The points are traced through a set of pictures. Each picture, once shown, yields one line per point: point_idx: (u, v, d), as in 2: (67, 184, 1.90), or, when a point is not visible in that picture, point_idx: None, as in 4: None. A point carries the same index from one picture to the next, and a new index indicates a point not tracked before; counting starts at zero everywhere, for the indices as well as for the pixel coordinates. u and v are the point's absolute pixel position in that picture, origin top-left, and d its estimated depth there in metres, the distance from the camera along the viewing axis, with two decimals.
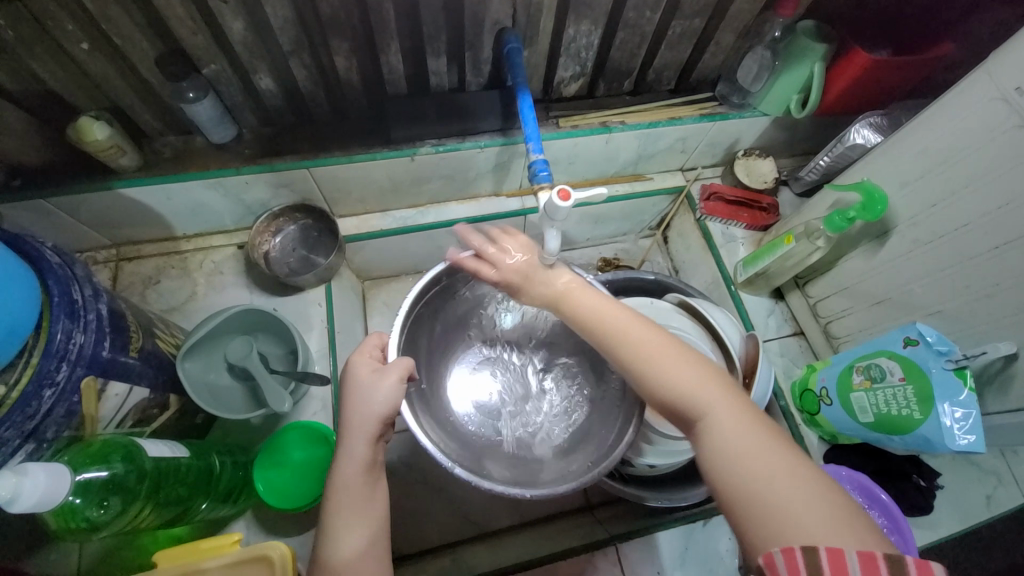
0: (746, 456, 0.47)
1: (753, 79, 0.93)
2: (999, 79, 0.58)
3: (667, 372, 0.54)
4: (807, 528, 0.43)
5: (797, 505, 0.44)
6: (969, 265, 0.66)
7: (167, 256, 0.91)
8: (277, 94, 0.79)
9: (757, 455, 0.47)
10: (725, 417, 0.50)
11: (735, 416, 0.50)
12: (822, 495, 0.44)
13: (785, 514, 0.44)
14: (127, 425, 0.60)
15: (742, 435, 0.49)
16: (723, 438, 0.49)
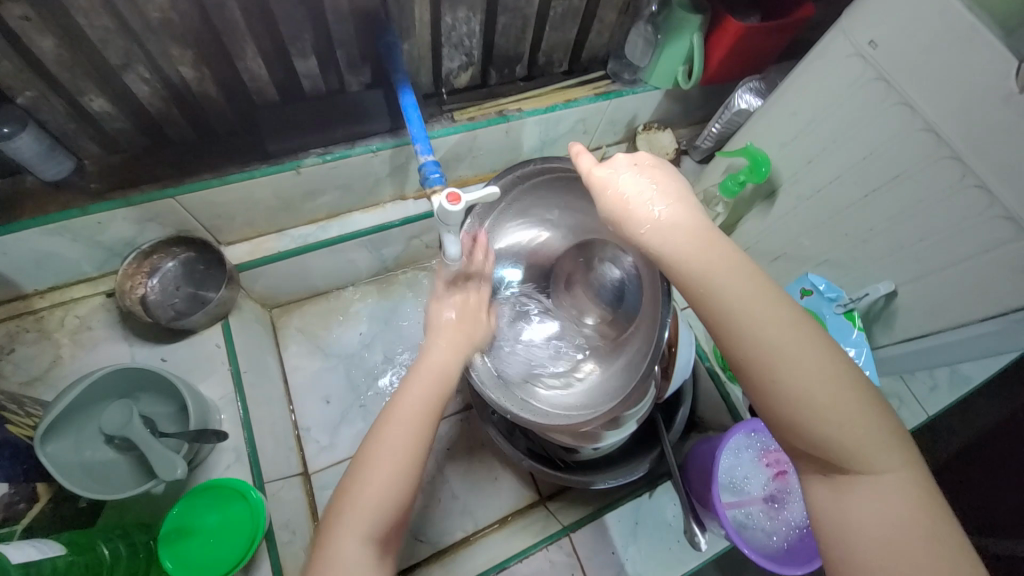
0: (845, 449, 0.45)
1: (640, 55, 0.94)
2: (853, 35, 0.62)
3: (785, 342, 0.46)
4: (882, 536, 0.43)
5: (878, 511, 0.44)
6: (845, 215, 0.71)
7: (16, 319, 0.77)
8: (119, 116, 0.68)
9: (855, 451, 0.45)
10: (831, 398, 0.45)
11: (841, 392, 0.45)
12: (917, 501, 0.44)
13: (857, 513, 0.44)
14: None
15: (844, 427, 0.45)
16: (825, 418, 0.45)
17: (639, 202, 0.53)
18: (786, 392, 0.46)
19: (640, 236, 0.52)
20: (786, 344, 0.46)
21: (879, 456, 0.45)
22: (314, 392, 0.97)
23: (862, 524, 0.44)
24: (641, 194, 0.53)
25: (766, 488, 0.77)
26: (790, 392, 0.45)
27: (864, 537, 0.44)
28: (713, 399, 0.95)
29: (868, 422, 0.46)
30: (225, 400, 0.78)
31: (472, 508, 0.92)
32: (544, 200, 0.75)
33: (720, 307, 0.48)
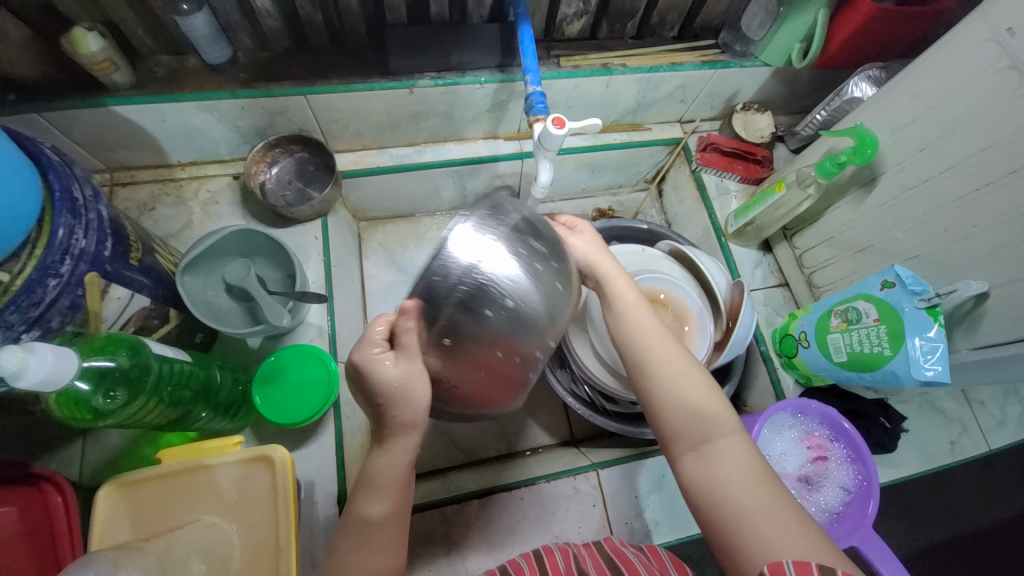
0: (701, 424, 0.54)
1: (756, 26, 0.92)
2: (993, 20, 0.60)
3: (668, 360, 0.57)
4: (741, 496, 0.50)
5: (731, 471, 0.51)
6: (948, 209, 0.68)
7: (162, 183, 0.90)
8: (274, 16, 0.77)
9: (710, 425, 0.54)
10: (696, 394, 0.55)
11: (698, 388, 0.56)
12: (759, 466, 0.52)
13: (716, 474, 0.52)
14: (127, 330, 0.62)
15: (701, 406, 0.55)
16: (685, 404, 0.55)
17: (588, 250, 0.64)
18: (656, 385, 0.57)
19: (608, 286, 0.63)
20: (660, 352, 0.58)
21: (727, 427, 0.54)
22: (385, 301, 1.06)
23: (719, 481, 0.51)
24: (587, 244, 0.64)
25: (802, 468, 0.77)
26: (657, 384, 0.57)
27: (728, 499, 0.50)
28: (762, 383, 0.95)
29: (721, 407, 0.55)
30: (316, 284, 0.89)
31: (507, 434, 0.99)
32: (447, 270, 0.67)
33: (620, 326, 0.61)
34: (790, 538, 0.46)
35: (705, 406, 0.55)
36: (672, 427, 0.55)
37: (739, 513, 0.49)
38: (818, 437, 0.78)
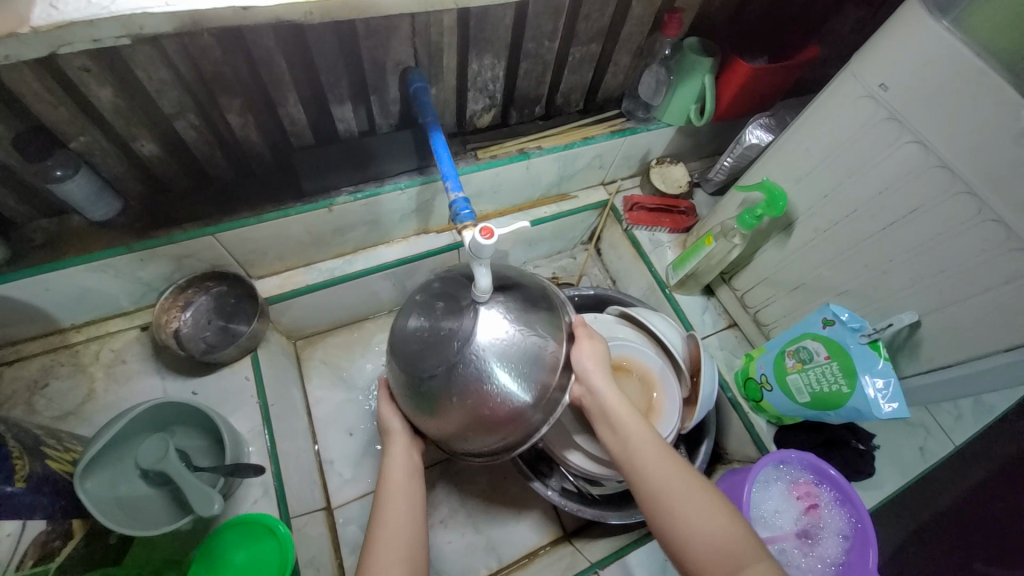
0: (726, 553, 0.51)
1: (652, 93, 0.99)
2: (866, 79, 0.65)
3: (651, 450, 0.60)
4: None
5: None
6: (866, 247, 0.73)
7: (53, 352, 0.79)
8: (164, 159, 0.72)
9: (735, 552, 0.50)
10: (700, 504, 0.55)
11: (713, 508, 0.54)
12: None
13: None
14: (26, 566, 0.52)
15: (714, 527, 0.53)
16: (703, 536, 0.53)
17: (591, 361, 0.67)
18: (662, 502, 0.56)
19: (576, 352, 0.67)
20: (657, 471, 0.58)
21: (753, 561, 0.49)
22: (337, 423, 0.98)
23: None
24: (582, 360, 0.67)
25: (798, 522, 0.76)
26: (668, 509, 0.55)
27: None
28: (739, 430, 0.94)
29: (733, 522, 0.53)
30: (253, 433, 0.79)
31: (494, 543, 0.92)
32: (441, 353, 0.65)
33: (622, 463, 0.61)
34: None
35: (715, 525, 0.53)
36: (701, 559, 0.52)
37: None
38: (802, 481, 0.77)
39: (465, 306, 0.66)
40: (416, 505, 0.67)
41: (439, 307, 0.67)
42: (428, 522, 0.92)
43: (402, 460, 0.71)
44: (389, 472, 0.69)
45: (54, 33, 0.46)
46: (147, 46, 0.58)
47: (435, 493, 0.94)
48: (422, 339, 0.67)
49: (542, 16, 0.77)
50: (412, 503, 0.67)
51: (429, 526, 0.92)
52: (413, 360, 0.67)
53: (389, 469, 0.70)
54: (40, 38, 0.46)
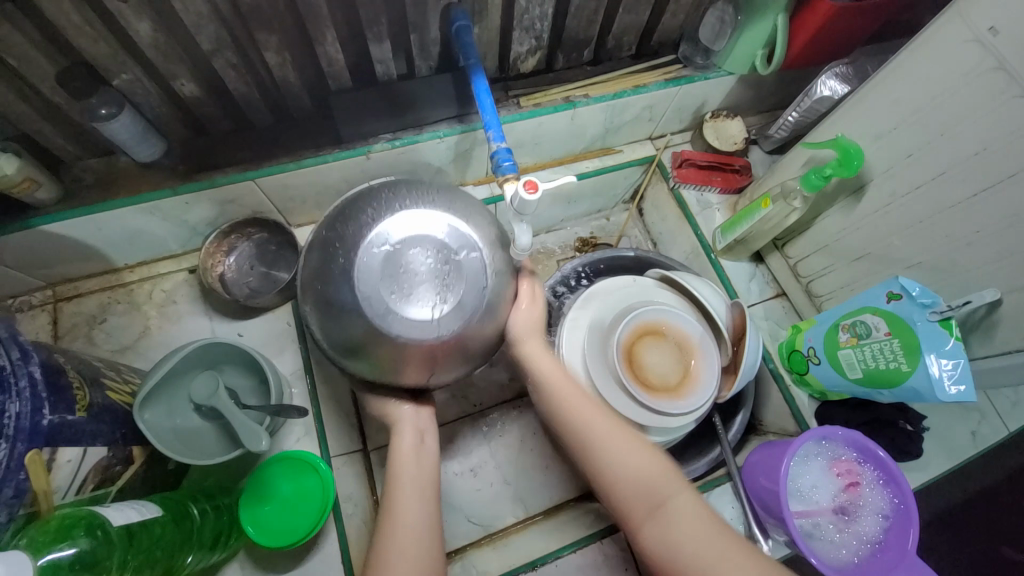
0: (646, 491, 0.57)
1: (714, 37, 0.90)
2: (975, 19, 0.56)
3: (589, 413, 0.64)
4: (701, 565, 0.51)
5: (690, 536, 0.53)
6: (948, 215, 0.65)
7: (109, 291, 0.83)
8: (203, 99, 0.71)
9: (658, 490, 0.57)
10: (634, 455, 0.60)
11: (639, 449, 0.60)
12: (710, 521, 0.54)
13: (673, 537, 0.54)
14: (87, 490, 0.56)
15: (644, 471, 0.58)
16: (633, 474, 0.59)
17: (528, 325, 0.68)
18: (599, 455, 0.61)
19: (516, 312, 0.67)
20: (598, 425, 0.62)
21: (672, 488, 0.57)
22: None
23: (679, 547, 0.53)
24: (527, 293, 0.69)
25: (835, 499, 0.74)
26: (600, 456, 0.61)
27: None
28: (776, 402, 0.91)
29: (661, 466, 0.59)
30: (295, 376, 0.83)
31: (521, 494, 0.95)
32: (435, 293, 0.57)
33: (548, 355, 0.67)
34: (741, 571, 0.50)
35: (647, 473, 0.58)
36: (627, 502, 0.58)
37: None
38: (845, 458, 0.75)
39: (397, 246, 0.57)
40: (428, 494, 0.64)
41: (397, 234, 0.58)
42: (457, 470, 0.96)
43: (412, 451, 0.67)
44: (398, 464, 0.66)
45: None
46: None
47: (464, 443, 0.97)
48: (418, 302, 0.56)
49: None
50: (426, 495, 0.64)
51: (458, 474, 0.95)
52: (393, 311, 0.56)
53: (401, 461, 0.66)
54: None
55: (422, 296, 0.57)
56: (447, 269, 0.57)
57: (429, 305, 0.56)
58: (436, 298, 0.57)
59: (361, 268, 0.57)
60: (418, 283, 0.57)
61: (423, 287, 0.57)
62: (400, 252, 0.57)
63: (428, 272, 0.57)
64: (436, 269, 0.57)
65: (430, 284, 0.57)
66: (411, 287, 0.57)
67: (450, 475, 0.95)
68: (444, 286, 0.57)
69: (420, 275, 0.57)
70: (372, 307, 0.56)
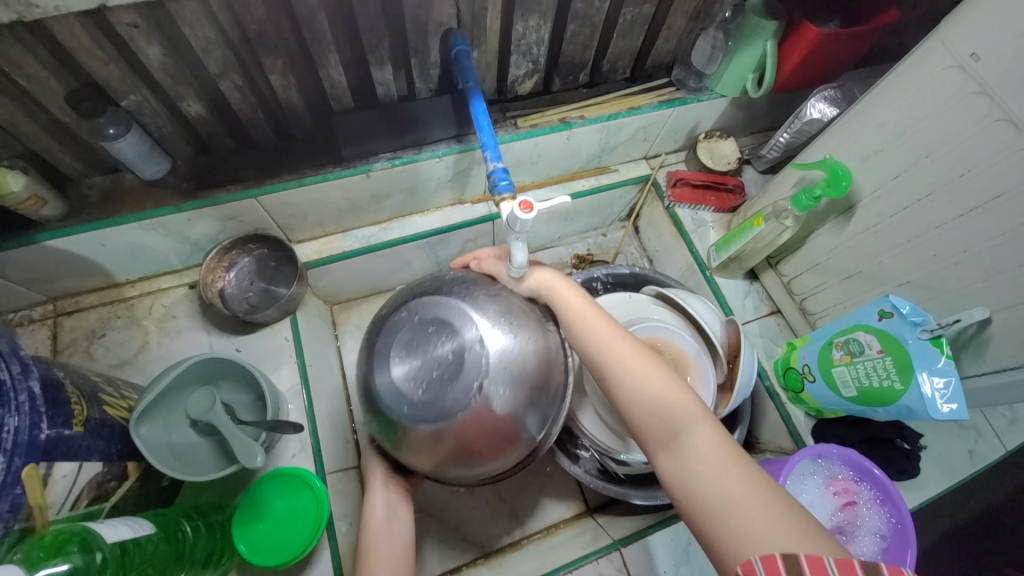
0: (660, 416, 0.51)
1: (707, 61, 0.92)
2: (955, 46, 0.58)
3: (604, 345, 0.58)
4: (708, 491, 0.45)
5: (703, 463, 0.47)
6: (936, 235, 0.67)
7: (110, 306, 0.83)
8: (208, 119, 0.72)
9: (673, 421, 0.50)
10: (647, 382, 0.54)
11: (659, 381, 0.53)
12: (730, 454, 0.47)
13: (687, 465, 0.47)
14: (81, 505, 0.55)
15: (658, 397, 0.52)
16: (647, 398, 0.53)
17: (544, 283, 0.65)
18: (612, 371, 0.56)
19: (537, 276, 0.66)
20: (612, 347, 0.57)
21: (689, 420, 0.50)
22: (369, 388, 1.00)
23: (693, 468, 0.47)
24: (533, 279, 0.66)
25: (832, 518, 0.74)
26: (614, 378, 0.56)
27: (697, 486, 0.46)
28: (772, 420, 0.91)
29: (681, 397, 0.52)
30: (292, 391, 0.83)
31: (517, 513, 0.94)
32: (429, 391, 0.56)
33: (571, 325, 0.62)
34: (766, 531, 0.41)
35: (659, 398, 0.52)
36: (641, 417, 0.52)
37: (726, 528, 0.42)
38: (843, 478, 0.75)
39: (432, 330, 0.58)
40: (400, 571, 0.63)
41: (437, 309, 0.60)
42: (453, 488, 0.95)
43: (383, 524, 0.67)
44: (370, 538, 0.65)
45: None
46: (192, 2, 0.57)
47: None
48: (414, 387, 0.57)
49: None
50: (396, 572, 0.63)
51: (454, 492, 0.95)
52: (395, 384, 0.58)
53: (371, 539, 0.65)
54: None
55: (421, 386, 0.57)
56: (457, 366, 0.57)
57: (422, 394, 0.57)
58: (432, 395, 0.56)
59: (398, 327, 0.60)
60: (426, 370, 0.57)
61: (426, 379, 0.57)
62: (430, 334, 0.58)
63: (436, 365, 0.57)
64: (452, 362, 0.57)
65: (436, 378, 0.57)
66: (418, 372, 0.57)
67: (446, 492, 0.94)
68: (445, 383, 0.56)
69: (428, 363, 0.57)
70: (385, 366, 0.59)
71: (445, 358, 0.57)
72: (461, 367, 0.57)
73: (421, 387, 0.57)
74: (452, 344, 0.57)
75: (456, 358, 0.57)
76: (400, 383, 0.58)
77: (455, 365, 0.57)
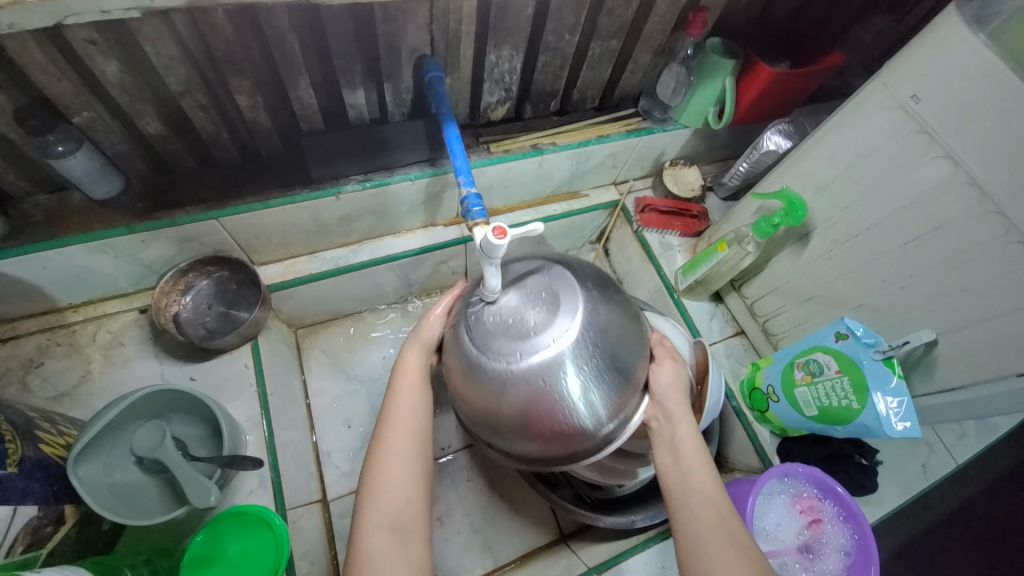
0: None
1: (671, 95, 0.96)
2: (897, 89, 0.63)
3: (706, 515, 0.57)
4: None
5: None
6: (886, 261, 0.71)
7: (49, 332, 0.77)
8: (168, 137, 0.69)
9: None
10: (741, 575, 0.53)
11: None
12: None
13: None
14: (16, 552, 0.49)
15: None
16: None
17: (665, 393, 0.64)
18: (702, 544, 0.56)
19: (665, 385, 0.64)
20: (712, 518, 0.57)
21: None
22: (335, 416, 0.96)
23: None
24: (661, 386, 0.65)
25: (800, 536, 0.75)
26: (706, 552, 0.55)
27: None
28: (740, 439, 0.93)
29: None
30: (251, 422, 0.78)
31: (491, 543, 0.91)
32: (489, 333, 0.59)
33: (675, 457, 0.62)
34: None
35: None
36: None
37: None
38: (806, 496, 0.77)
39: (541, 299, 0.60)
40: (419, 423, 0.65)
41: (569, 295, 0.60)
42: None
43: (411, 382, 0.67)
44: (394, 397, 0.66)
45: (60, 2, 0.44)
46: (156, 20, 0.55)
47: (431, 489, 0.94)
48: (490, 314, 0.60)
49: (564, 7, 0.75)
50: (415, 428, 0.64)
51: None
52: (485, 302, 0.62)
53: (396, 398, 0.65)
54: (44, 7, 0.44)
55: (496, 324, 0.59)
56: (534, 332, 0.58)
57: (488, 329, 0.60)
58: (496, 336, 0.59)
59: (539, 276, 0.62)
60: (509, 314, 0.60)
61: (503, 326, 0.59)
62: (542, 296, 0.60)
63: (519, 316, 0.59)
64: (535, 326, 0.58)
65: (512, 324, 0.59)
66: (501, 307, 0.60)
67: None
68: (512, 339, 0.58)
69: (514, 312, 0.60)
70: (486, 290, 0.63)
71: (530, 318, 0.59)
72: (535, 339, 0.58)
73: (493, 325, 0.60)
74: (546, 318, 0.59)
75: (545, 324, 0.58)
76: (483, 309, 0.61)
77: (534, 335, 0.58)
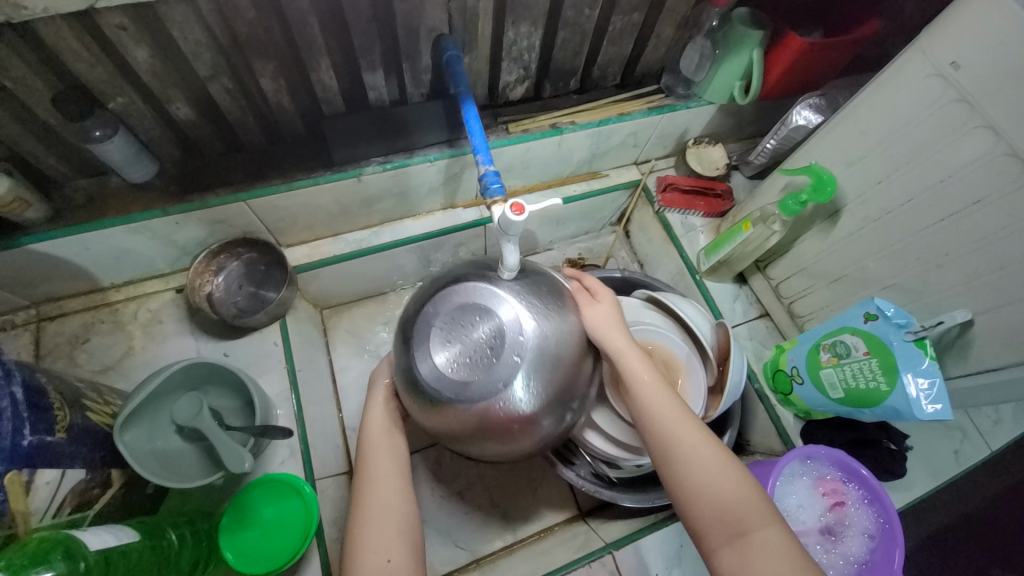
0: (729, 514, 0.53)
1: (695, 69, 0.94)
2: (936, 55, 0.60)
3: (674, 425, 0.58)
4: None
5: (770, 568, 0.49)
6: (920, 238, 0.68)
7: (94, 310, 0.82)
8: (196, 121, 0.72)
9: (739, 517, 0.52)
10: (716, 473, 0.55)
11: (728, 478, 0.55)
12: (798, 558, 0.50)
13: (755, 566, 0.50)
14: (65, 512, 0.54)
15: (727, 491, 0.54)
16: (713, 488, 0.54)
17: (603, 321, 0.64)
18: (677, 458, 0.57)
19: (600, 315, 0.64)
20: (683, 429, 0.58)
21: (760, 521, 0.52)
22: (360, 393, 0.99)
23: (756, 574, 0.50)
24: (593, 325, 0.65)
25: (822, 519, 0.74)
26: (683, 463, 0.56)
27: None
28: (763, 422, 0.92)
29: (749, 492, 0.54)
30: (280, 396, 0.82)
31: (510, 519, 0.93)
32: (452, 371, 0.57)
33: (630, 382, 0.62)
34: None
35: (731, 495, 0.54)
36: (705, 516, 0.54)
37: None
38: (831, 480, 0.75)
39: (482, 315, 0.58)
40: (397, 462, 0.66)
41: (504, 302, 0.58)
42: (445, 494, 0.94)
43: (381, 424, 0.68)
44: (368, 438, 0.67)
45: None
46: (182, 4, 0.57)
47: (452, 465, 0.96)
48: (445, 357, 0.58)
49: None
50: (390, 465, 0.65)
51: (446, 498, 0.94)
52: (427, 346, 0.59)
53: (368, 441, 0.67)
54: None
55: (453, 360, 0.57)
56: (491, 356, 0.57)
57: (448, 365, 0.57)
58: (457, 374, 0.57)
59: (463, 294, 0.60)
60: (461, 348, 0.57)
61: (460, 360, 0.57)
62: (480, 317, 0.58)
63: (473, 347, 0.57)
64: (491, 350, 0.57)
65: (469, 360, 0.57)
66: (450, 340, 0.58)
67: (437, 498, 0.94)
68: (473, 368, 0.57)
69: (467, 344, 0.57)
70: (423, 326, 0.60)
71: (483, 345, 0.57)
72: (495, 364, 0.56)
73: (452, 362, 0.57)
74: (495, 335, 0.57)
75: (497, 345, 0.57)
76: (432, 352, 0.58)
77: (492, 356, 0.57)
